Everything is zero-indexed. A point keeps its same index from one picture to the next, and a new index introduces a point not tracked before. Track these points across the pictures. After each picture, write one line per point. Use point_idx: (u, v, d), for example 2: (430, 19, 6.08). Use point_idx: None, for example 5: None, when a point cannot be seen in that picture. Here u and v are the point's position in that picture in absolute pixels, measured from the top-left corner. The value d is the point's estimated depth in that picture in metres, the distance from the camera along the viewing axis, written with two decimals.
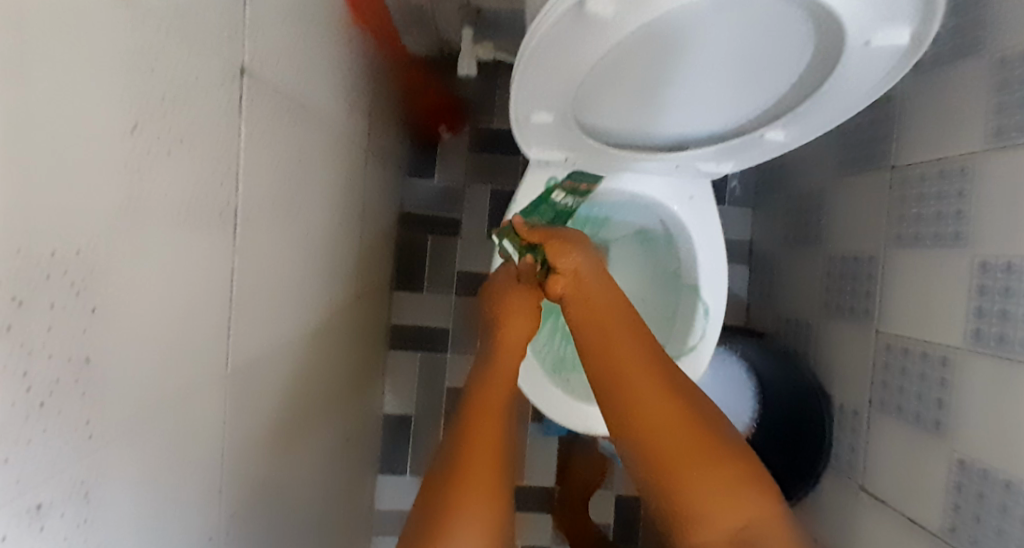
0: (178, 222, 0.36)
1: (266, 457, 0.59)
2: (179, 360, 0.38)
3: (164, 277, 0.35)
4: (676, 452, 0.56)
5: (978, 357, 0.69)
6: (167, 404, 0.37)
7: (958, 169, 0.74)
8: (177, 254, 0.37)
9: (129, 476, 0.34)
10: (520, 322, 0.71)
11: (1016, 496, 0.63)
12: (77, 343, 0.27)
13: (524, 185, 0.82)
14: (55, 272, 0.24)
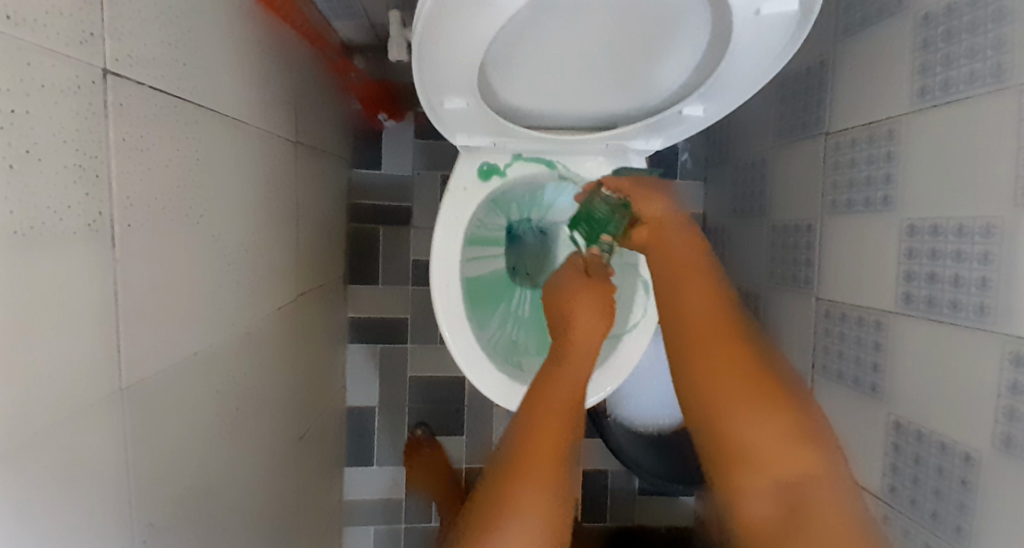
0: (34, 242, 0.33)
1: (192, 471, 0.57)
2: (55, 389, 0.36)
3: (28, 303, 0.32)
4: (738, 402, 0.76)
5: (909, 320, 0.70)
6: (55, 432, 0.35)
7: (887, 132, 0.74)
8: (46, 273, 0.35)
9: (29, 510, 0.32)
10: (589, 317, 0.71)
11: (948, 455, 0.64)
12: None
13: (456, 170, 0.83)
14: None
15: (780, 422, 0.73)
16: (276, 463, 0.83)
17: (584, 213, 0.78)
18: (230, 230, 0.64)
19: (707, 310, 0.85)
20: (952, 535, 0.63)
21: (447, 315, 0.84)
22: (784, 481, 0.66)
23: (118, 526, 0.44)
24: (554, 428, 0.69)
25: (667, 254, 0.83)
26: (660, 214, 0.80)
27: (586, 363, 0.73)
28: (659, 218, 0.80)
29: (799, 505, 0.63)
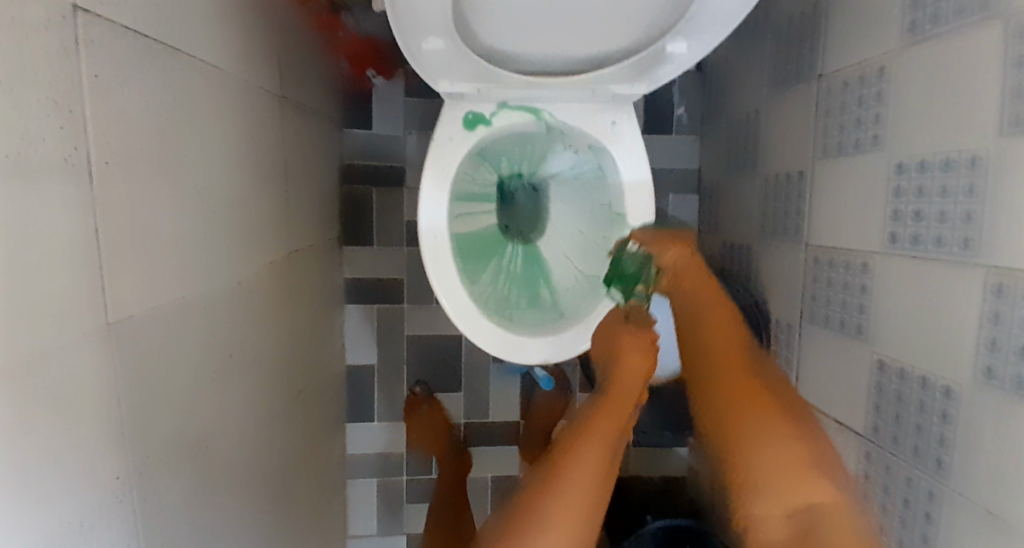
0: (17, 176, 0.33)
1: (190, 414, 0.59)
2: (46, 325, 0.36)
3: (13, 237, 0.33)
4: (731, 401, 0.87)
5: (896, 259, 0.70)
6: (49, 365, 0.36)
7: (877, 71, 0.73)
8: (30, 207, 0.35)
9: (30, 436, 0.34)
10: (632, 358, 0.76)
11: (930, 390, 0.65)
12: None
13: (443, 121, 0.82)
14: None
15: (794, 454, 0.76)
16: (275, 414, 0.85)
17: (615, 271, 0.87)
18: (214, 181, 0.65)
19: (728, 340, 0.93)
20: (933, 469, 0.64)
21: (437, 267, 0.85)
22: (791, 511, 0.70)
23: (118, 456, 0.46)
24: (607, 431, 0.74)
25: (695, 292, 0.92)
26: (683, 259, 0.89)
27: (627, 401, 0.76)
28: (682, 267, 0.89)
29: (806, 533, 0.66)
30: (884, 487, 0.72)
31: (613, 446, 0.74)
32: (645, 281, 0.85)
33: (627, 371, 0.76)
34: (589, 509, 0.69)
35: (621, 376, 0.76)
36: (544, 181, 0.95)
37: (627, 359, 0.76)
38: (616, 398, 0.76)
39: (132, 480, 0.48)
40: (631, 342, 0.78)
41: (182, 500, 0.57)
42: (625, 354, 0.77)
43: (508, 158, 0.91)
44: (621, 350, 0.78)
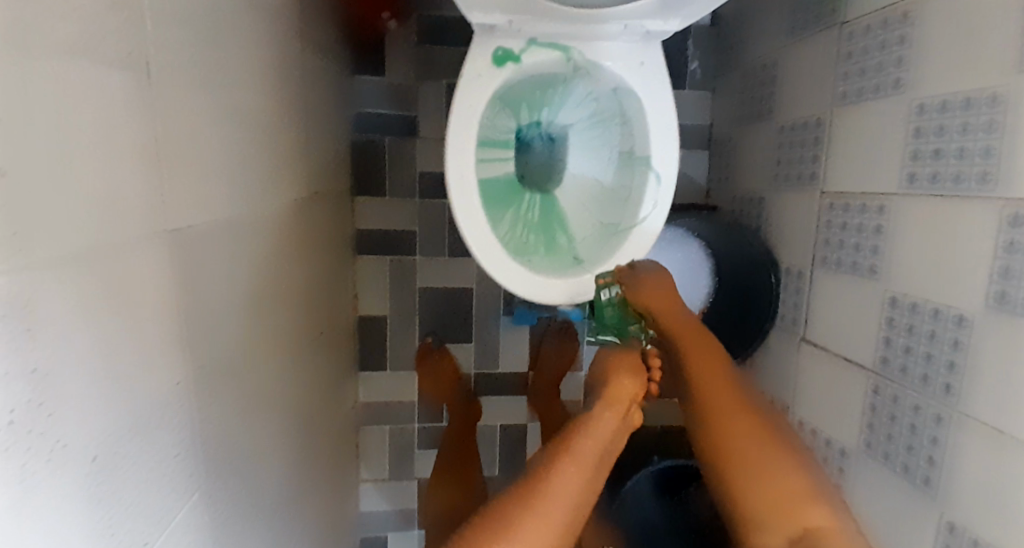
0: (83, 82, 0.35)
1: (230, 333, 0.60)
2: (111, 227, 0.39)
3: (79, 151, 0.35)
4: (736, 435, 0.80)
5: (912, 199, 0.73)
6: (113, 269, 0.39)
7: (901, 16, 0.74)
8: (100, 118, 0.37)
9: (91, 341, 0.36)
10: (625, 379, 0.81)
11: (942, 321, 0.68)
12: (14, 244, 0.28)
13: (473, 54, 0.81)
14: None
15: (785, 481, 0.74)
16: (301, 350, 0.87)
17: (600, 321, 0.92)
18: (245, 108, 0.64)
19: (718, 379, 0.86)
20: (942, 395, 0.68)
21: (461, 208, 0.85)
22: (791, 537, 0.67)
23: (177, 362, 0.48)
24: (580, 469, 0.70)
25: (681, 329, 0.86)
26: (663, 294, 0.87)
27: (614, 420, 0.77)
28: (668, 302, 0.87)
29: None
30: (891, 416, 0.77)
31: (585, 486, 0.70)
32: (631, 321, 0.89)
33: (619, 390, 0.80)
34: (573, 518, 0.67)
35: (614, 395, 0.80)
36: (564, 129, 0.95)
37: (619, 379, 0.81)
38: (604, 417, 0.77)
39: (190, 388, 0.51)
40: (624, 365, 0.83)
41: (224, 416, 0.58)
42: (617, 376, 0.82)
43: (530, 102, 0.91)
44: (612, 374, 0.83)
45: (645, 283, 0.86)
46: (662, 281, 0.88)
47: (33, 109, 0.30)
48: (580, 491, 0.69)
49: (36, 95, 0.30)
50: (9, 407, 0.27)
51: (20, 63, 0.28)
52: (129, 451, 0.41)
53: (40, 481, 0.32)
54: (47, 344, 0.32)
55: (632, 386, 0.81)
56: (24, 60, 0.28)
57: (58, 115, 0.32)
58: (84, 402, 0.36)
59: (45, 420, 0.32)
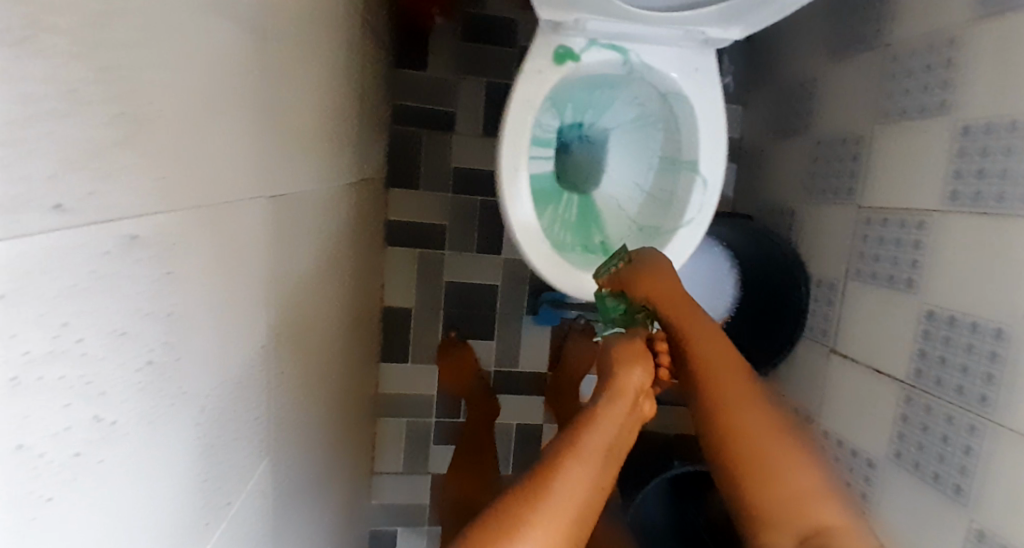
0: (218, 38, 0.37)
1: (298, 305, 0.60)
2: (231, 181, 0.40)
3: (212, 104, 0.37)
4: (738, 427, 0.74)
5: (954, 215, 0.75)
6: (233, 224, 0.41)
7: (948, 40, 0.77)
8: (230, 77, 0.39)
9: (216, 289, 0.39)
10: (632, 370, 0.69)
11: (980, 334, 0.71)
12: (159, 187, 0.30)
13: (533, 50, 0.83)
14: (128, 117, 0.27)
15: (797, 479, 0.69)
16: (343, 332, 0.87)
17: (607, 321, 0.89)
18: (321, 84, 0.65)
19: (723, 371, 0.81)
20: (977, 405, 0.70)
21: (510, 200, 0.85)
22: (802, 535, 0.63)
23: (267, 323, 0.50)
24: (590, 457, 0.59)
25: (684, 318, 0.79)
26: (666, 283, 0.82)
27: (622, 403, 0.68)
28: (663, 291, 0.81)
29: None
30: (922, 426, 0.79)
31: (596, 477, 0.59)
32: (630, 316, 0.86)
33: (627, 381, 0.68)
34: (581, 526, 0.55)
35: (621, 387, 0.68)
36: (604, 131, 0.98)
37: (626, 369, 0.69)
38: (611, 408, 0.65)
39: (272, 352, 0.52)
40: (631, 353, 0.72)
41: (289, 386, 0.59)
42: (624, 365, 0.70)
43: (579, 102, 0.92)
44: (617, 362, 0.71)
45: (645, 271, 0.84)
46: (663, 271, 0.83)
47: (178, 61, 0.32)
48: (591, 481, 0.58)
49: (177, 42, 0.31)
50: (137, 339, 0.29)
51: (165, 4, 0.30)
52: (231, 402, 0.43)
53: (161, 422, 0.33)
54: (178, 292, 0.33)
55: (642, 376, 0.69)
56: (172, 11, 0.30)
57: (200, 70, 0.35)
58: (208, 346, 0.38)
59: (173, 366, 0.33)
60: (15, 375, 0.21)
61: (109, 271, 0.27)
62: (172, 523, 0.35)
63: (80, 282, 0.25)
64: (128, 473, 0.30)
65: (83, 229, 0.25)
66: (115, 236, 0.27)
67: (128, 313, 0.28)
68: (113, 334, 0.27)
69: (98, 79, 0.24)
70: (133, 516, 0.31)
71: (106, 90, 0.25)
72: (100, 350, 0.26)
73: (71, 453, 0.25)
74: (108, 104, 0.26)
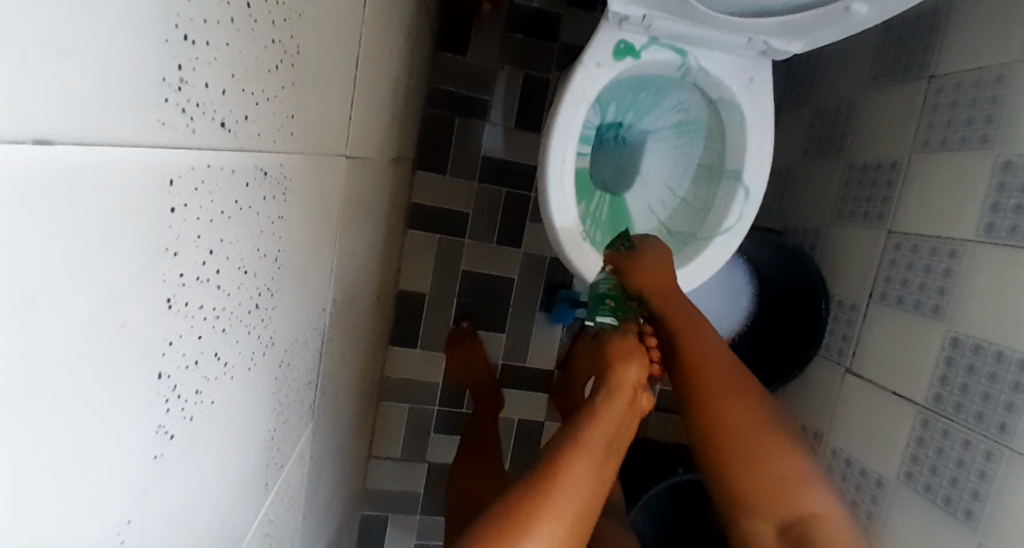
0: None
1: (348, 275, 0.59)
2: (328, 134, 0.39)
3: (327, 51, 0.35)
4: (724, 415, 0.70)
5: (988, 247, 0.77)
6: (323, 181, 0.39)
7: (995, 77, 0.80)
8: (342, 30, 0.38)
9: (306, 244, 0.37)
10: (629, 366, 0.67)
11: (1005, 364, 0.72)
12: (283, 129, 0.29)
13: (593, 43, 0.82)
14: (274, 51, 0.26)
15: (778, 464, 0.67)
16: (369, 308, 0.86)
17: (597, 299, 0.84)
18: (391, 51, 0.64)
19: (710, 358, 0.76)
20: (995, 432, 0.72)
21: (553, 190, 0.84)
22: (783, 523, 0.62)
23: (329, 290, 0.48)
24: (590, 459, 0.56)
25: (674, 307, 0.74)
26: (662, 273, 0.78)
27: (622, 406, 0.63)
28: (654, 280, 0.77)
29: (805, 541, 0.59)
30: (937, 450, 0.80)
31: (599, 480, 0.56)
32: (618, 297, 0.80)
33: (622, 379, 0.65)
34: (583, 527, 0.52)
35: (617, 384, 0.65)
36: (644, 132, 0.98)
37: (621, 367, 0.67)
38: (610, 406, 0.63)
39: (330, 317, 0.50)
40: (625, 351, 0.69)
41: (334, 356, 0.57)
42: (618, 363, 0.68)
43: (630, 101, 0.92)
44: (612, 359, 0.68)
45: (640, 261, 0.79)
46: (659, 260, 0.79)
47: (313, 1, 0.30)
48: (592, 487, 0.54)
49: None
50: (254, 282, 0.28)
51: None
52: (297, 363, 0.41)
53: (256, 370, 0.31)
54: (284, 237, 0.32)
55: (638, 372, 0.67)
56: None
57: (326, 16, 0.33)
58: (292, 305, 0.36)
59: (271, 313, 0.32)
60: (170, 298, 0.20)
61: (243, 206, 0.25)
62: (245, 479, 0.34)
63: (227, 210, 0.23)
64: (226, 420, 0.28)
65: (234, 154, 0.23)
66: (251, 170, 0.25)
67: (251, 250, 0.27)
68: (240, 271, 0.26)
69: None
70: (221, 465, 0.29)
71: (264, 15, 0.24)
72: (230, 285, 0.25)
73: (195, 390, 0.24)
74: (264, 28, 0.24)
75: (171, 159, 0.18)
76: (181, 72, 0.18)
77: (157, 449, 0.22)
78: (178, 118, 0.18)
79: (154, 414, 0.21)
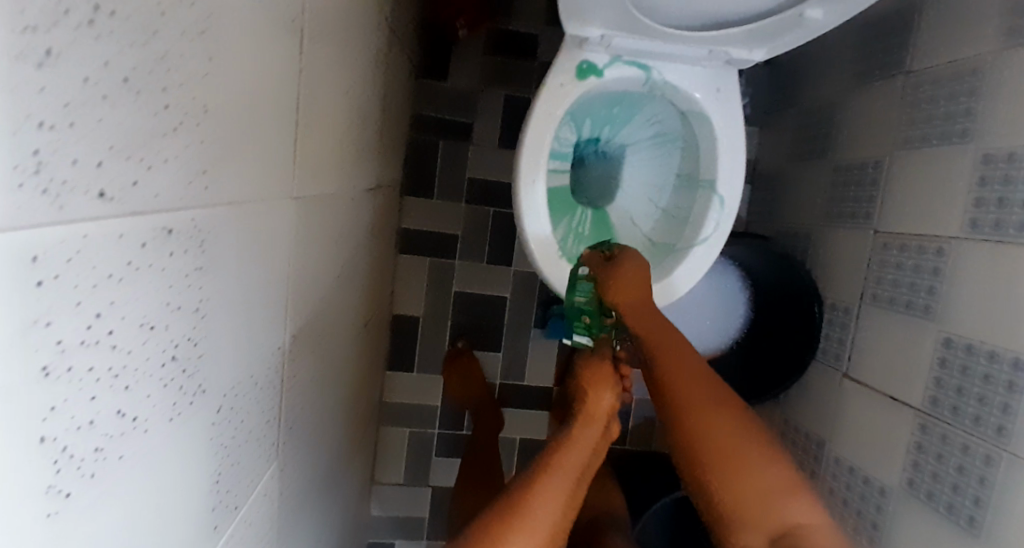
0: (267, 40, 0.37)
1: (316, 308, 0.60)
2: (265, 180, 0.40)
3: (256, 106, 0.37)
4: None
5: (974, 243, 0.75)
6: (263, 227, 0.41)
7: (970, 69, 0.78)
8: (274, 81, 0.40)
9: (242, 290, 0.38)
10: (603, 392, 0.64)
11: (998, 363, 0.69)
12: (197, 187, 0.30)
13: (556, 65, 0.84)
14: (172, 116, 0.27)
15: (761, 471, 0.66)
16: (354, 336, 0.87)
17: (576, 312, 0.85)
18: (353, 91, 0.66)
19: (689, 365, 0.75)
20: (993, 435, 0.69)
21: (526, 212, 0.85)
22: (770, 536, 0.61)
23: (285, 327, 0.49)
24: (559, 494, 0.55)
25: (657, 326, 0.73)
26: (638, 288, 0.76)
27: (593, 436, 0.61)
28: (631, 297, 0.75)
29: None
30: (938, 455, 0.77)
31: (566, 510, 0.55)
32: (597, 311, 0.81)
33: (597, 405, 0.63)
34: None
35: (591, 414, 0.62)
36: (622, 146, 0.97)
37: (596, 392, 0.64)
38: (583, 435, 0.61)
39: (288, 351, 0.51)
40: (601, 372, 0.64)
41: (303, 388, 0.59)
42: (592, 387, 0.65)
43: (604, 118, 0.93)
44: (585, 383, 0.64)
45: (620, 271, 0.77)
46: (637, 272, 0.77)
47: (228, 65, 0.32)
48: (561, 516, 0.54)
49: (230, 37, 0.32)
50: (163, 335, 0.29)
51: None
52: (248, 398, 0.42)
53: (183, 418, 0.32)
54: (208, 285, 0.33)
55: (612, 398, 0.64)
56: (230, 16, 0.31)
57: (250, 71, 0.35)
58: (228, 346, 0.37)
59: (197, 362, 0.33)
60: (47, 366, 0.21)
61: (138, 263, 0.26)
62: (184, 520, 0.34)
63: (116, 272, 0.24)
64: (147, 467, 0.29)
65: (122, 219, 0.24)
66: (149, 232, 0.26)
67: (156, 305, 0.28)
68: (143, 327, 0.27)
69: (146, 71, 0.25)
70: (147, 511, 0.30)
71: (155, 82, 0.25)
72: (129, 342, 0.26)
73: (92, 446, 0.25)
74: (156, 96, 0.26)
75: (38, 239, 0.19)
76: (39, 156, 0.19)
77: (52, 507, 0.22)
78: (42, 201, 0.19)
79: (41, 475, 0.21)
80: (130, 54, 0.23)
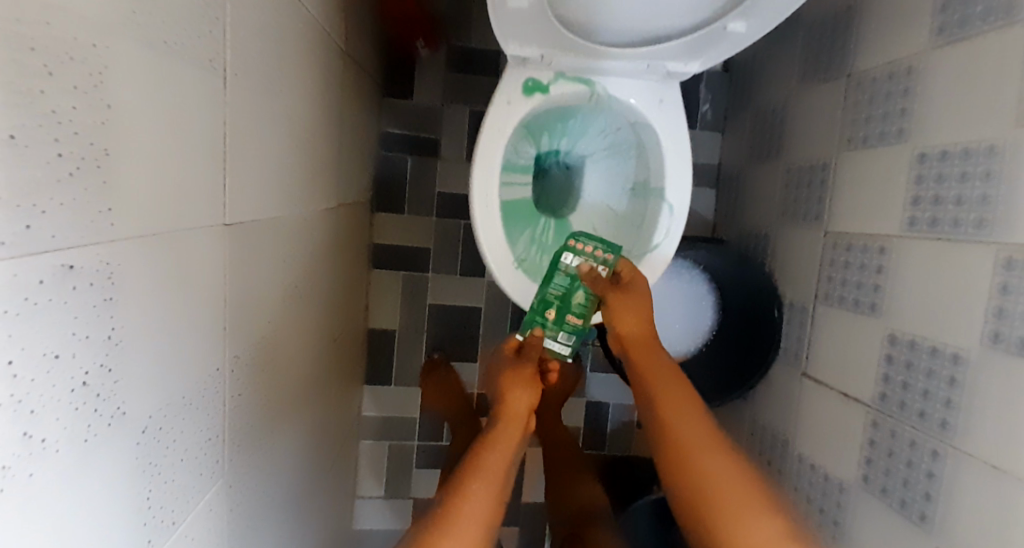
0: (179, 82, 0.40)
1: (265, 328, 0.63)
2: (185, 211, 0.43)
3: (169, 150, 0.40)
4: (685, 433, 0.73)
5: (912, 240, 0.77)
6: (183, 260, 0.43)
7: (905, 70, 0.80)
8: (191, 120, 0.42)
9: (160, 321, 0.40)
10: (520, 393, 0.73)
11: (938, 358, 0.71)
12: (100, 227, 0.32)
13: (503, 84, 0.88)
14: (68, 158, 0.29)
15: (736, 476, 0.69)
16: (320, 352, 0.90)
17: (539, 301, 0.86)
18: (298, 116, 0.69)
19: (669, 378, 0.79)
20: (937, 429, 0.70)
21: (482, 225, 0.88)
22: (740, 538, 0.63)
23: (222, 350, 0.52)
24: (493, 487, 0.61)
25: (652, 369, 0.80)
26: (634, 312, 0.82)
27: (514, 434, 0.69)
28: (626, 324, 0.82)
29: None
30: (889, 450, 0.78)
31: (496, 511, 0.60)
32: (563, 306, 0.85)
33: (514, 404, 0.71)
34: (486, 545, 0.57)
35: (509, 412, 0.71)
36: (581, 158, 0.99)
37: (513, 394, 0.73)
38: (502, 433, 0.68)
39: (229, 372, 0.54)
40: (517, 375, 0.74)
41: (254, 405, 0.61)
42: (510, 389, 0.74)
43: (556, 131, 0.95)
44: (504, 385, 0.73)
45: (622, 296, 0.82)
46: (637, 298, 0.83)
47: (132, 109, 0.35)
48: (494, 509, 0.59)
49: (130, 83, 0.34)
50: (63, 363, 0.30)
51: (120, 51, 0.32)
52: (178, 419, 0.44)
53: (98, 440, 0.34)
54: (119, 315, 0.35)
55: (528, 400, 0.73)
56: (128, 64, 0.33)
57: (158, 114, 0.38)
58: (147, 372, 0.39)
59: (113, 387, 0.35)
60: None
61: (35, 297, 0.27)
62: (107, 539, 0.36)
63: (13, 308, 0.25)
64: (62, 488, 0.31)
65: (16, 258, 0.25)
66: (48, 269, 0.28)
67: (58, 336, 0.30)
68: (46, 356, 0.29)
69: (41, 121, 0.26)
70: (65, 535, 0.31)
71: (49, 129, 0.27)
72: (32, 371, 0.27)
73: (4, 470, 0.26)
74: (49, 142, 0.27)
75: None
76: None
77: None
78: None
79: None
80: (25, 105, 0.25)
